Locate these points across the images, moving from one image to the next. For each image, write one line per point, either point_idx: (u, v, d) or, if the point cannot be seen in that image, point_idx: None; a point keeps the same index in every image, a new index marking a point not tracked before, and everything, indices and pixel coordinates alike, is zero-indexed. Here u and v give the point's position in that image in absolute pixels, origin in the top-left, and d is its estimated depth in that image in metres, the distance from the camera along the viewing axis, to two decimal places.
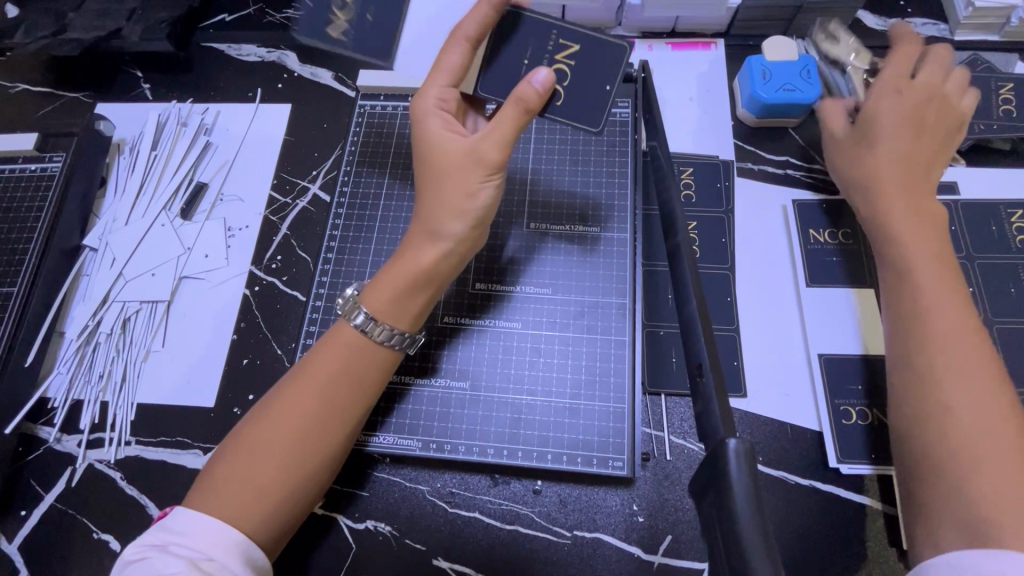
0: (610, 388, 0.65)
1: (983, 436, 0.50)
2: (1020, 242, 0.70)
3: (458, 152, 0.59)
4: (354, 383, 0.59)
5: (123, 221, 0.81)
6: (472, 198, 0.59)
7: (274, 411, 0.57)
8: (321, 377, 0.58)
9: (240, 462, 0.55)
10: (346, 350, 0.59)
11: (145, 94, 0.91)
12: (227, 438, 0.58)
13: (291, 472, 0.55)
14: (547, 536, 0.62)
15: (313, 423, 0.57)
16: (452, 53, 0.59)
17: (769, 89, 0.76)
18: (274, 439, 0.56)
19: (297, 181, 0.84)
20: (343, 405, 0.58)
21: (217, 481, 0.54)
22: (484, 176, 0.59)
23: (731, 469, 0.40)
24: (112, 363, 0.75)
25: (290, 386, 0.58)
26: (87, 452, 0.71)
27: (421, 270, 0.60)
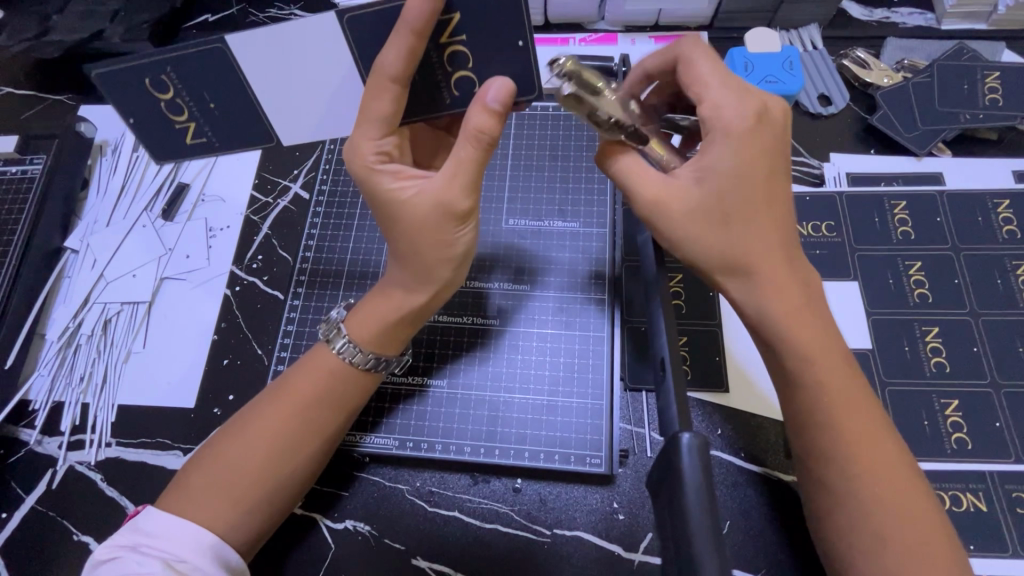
0: (588, 385, 0.64)
1: (871, 455, 0.49)
2: (1005, 232, 0.69)
3: (419, 203, 0.53)
4: (332, 394, 0.58)
5: (105, 223, 0.82)
6: (451, 245, 0.55)
7: (249, 422, 0.57)
8: (292, 398, 0.57)
9: (215, 471, 0.55)
10: (324, 367, 0.59)
11: None
12: (202, 449, 0.58)
13: (259, 484, 0.54)
14: (527, 534, 0.61)
15: (288, 433, 0.56)
16: (377, 102, 0.50)
17: (750, 81, 0.75)
18: (248, 449, 0.55)
19: (278, 181, 0.84)
20: (319, 417, 0.57)
21: (191, 489, 0.54)
22: (448, 218, 0.53)
23: (684, 462, 0.40)
24: (93, 365, 0.75)
25: (267, 399, 0.58)
26: (67, 454, 0.71)
27: (408, 310, 0.58)
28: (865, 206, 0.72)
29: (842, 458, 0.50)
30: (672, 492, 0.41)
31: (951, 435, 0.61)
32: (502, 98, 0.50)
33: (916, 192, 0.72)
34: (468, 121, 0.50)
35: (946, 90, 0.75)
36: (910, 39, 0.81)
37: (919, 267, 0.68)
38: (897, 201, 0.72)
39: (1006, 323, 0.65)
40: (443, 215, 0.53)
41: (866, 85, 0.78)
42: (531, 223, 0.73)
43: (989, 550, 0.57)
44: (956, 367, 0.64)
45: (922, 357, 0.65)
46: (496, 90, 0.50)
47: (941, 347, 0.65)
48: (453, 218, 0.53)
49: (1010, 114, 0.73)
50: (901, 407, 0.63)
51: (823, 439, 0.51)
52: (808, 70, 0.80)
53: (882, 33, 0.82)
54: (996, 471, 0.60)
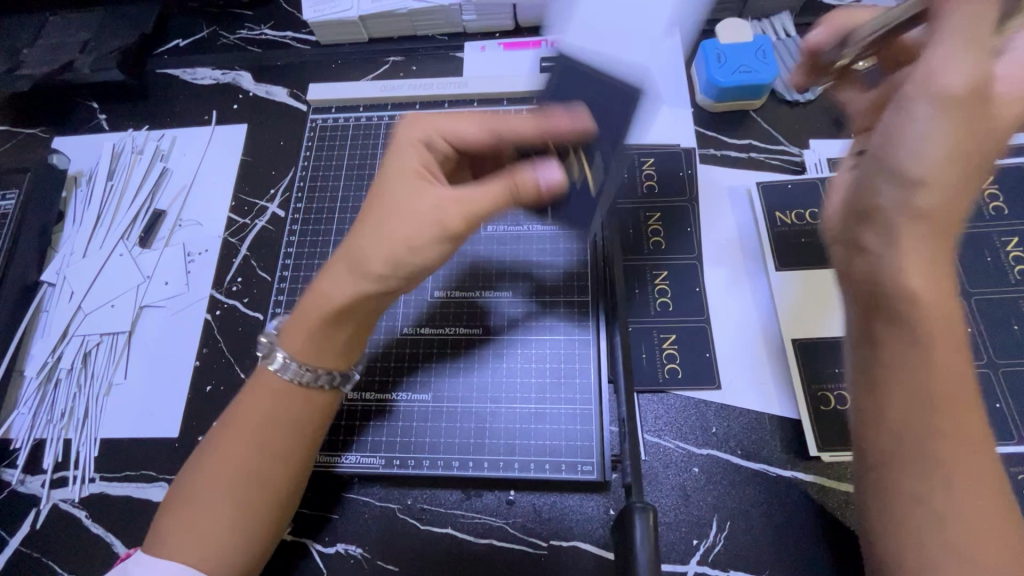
0: (576, 390, 0.63)
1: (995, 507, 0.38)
2: (991, 209, 0.68)
3: (404, 204, 0.57)
4: (293, 410, 0.57)
5: (80, 254, 0.81)
6: (385, 226, 0.57)
7: (212, 452, 0.55)
8: (252, 424, 0.55)
9: (189, 509, 0.53)
10: (272, 391, 0.57)
11: (102, 125, 0.91)
12: (173, 487, 0.56)
13: (237, 518, 0.53)
14: (522, 547, 0.60)
15: (252, 456, 0.54)
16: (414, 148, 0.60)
17: (723, 72, 0.74)
18: (218, 479, 0.54)
19: (255, 202, 0.83)
20: (285, 436, 0.56)
21: (169, 532, 0.52)
22: (421, 253, 0.56)
23: (636, 537, 0.41)
24: (74, 400, 0.73)
25: (223, 426, 0.57)
26: (51, 492, 0.69)
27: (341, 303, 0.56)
28: None
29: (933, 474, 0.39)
30: (623, 557, 0.42)
31: None
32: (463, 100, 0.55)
33: None
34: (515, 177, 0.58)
35: None
36: None
37: None
38: None
39: (1001, 302, 0.64)
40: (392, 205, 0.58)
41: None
42: (510, 228, 0.72)
43: None
44: None
45: None
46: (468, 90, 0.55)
47: None
48: (440, 250, 0.57)
49: None
50: None
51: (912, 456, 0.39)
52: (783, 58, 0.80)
53: None
54: (1000, 453, 0.58)
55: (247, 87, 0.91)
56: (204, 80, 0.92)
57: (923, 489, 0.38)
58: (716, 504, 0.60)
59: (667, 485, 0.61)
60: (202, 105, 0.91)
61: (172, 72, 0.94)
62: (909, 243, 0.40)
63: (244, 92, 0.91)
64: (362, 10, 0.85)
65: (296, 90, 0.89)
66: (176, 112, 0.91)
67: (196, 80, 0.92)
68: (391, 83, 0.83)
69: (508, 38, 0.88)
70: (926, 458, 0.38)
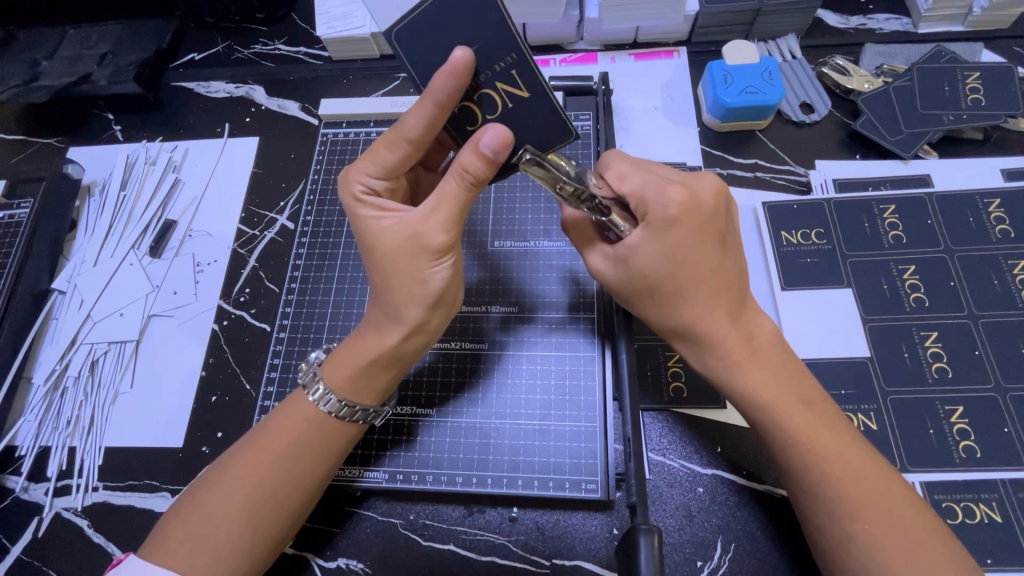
0: (581, 407, 0.63)
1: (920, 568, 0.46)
2: (998, 231, 0.68)
3: (399, 237, 0.54)
4: (315, 437, 0.56)
5: (92, 263, 0.82)
6: (425, 283, 0.55)
7: (232, 470, 0.55)
8: (273, 445, 0.55)
9: (199, 523, 0.53)
10: (302, 415, 0.57)
11: (117, 136, 0.92)
12: (183, 497, 0.56)
13: (244, 535, 0.53)
14: (525, 566, 0.59)
15: (273, 480, 0.54)
16: (388, 150, 0.55)
17: (730, 93, 0.75)
18: (230, 496, 0.53)
19: (265, 213, 0.84)
20: (309, 462, 0.56)
21: (174, 545, 0.52)
22: (414, 291, 0.55)
23: (640, 560, 0.41)
24: (80, 408, 0.74)
25: (249, 443, 0.57)
26: (53, 501, 0.69)
27: (386, 352, 0.56)
28: (854, 212, 0.71)
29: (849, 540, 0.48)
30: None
31: (958, 443, 0.59)
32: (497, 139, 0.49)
33: (905, 195, 0.71)
34: (457, 158, 0.51)
35: (928, 93, 0.75)
36: (887, 44, 0.82)
37: (913, 270, 0.67)
38: (887, 205, 0.71)
39: (1008, 325, 0.64)
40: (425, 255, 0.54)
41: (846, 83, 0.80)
42: (517, 245, 0.72)
43: (1007, 564, 0.55)
44: (959, 372, 0.62)
45: (923, 363, 0.63)
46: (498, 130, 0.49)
47: (941, 352, 0.63)
48: (424, 296, 0.55)
49: (993, 113, 0.73)
50: (904, 416, 0.61)
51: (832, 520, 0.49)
52: (789, 79, 0.80)
53: (860, 39, 0.83)
54: (1008, 478, 0.58)
55: (260, 100, 0.92)
56: (218, 93, 0.94)
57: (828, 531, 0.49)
58: (720, 525, 0.59)
59: (671, 505, 0.61)
60: (215, 118, 0.92)
61: (187, 85, 0.95)
62: (717, 323, 0.54)
63: (256, 106, 0.92)
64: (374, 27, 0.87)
65: (308, 104, 0.91)
66: (189, 124, 0.92)
67: (209, 93, 0.94)
68: (402, 99, 0.84)
69: None
70: (822, 509, 0.50)
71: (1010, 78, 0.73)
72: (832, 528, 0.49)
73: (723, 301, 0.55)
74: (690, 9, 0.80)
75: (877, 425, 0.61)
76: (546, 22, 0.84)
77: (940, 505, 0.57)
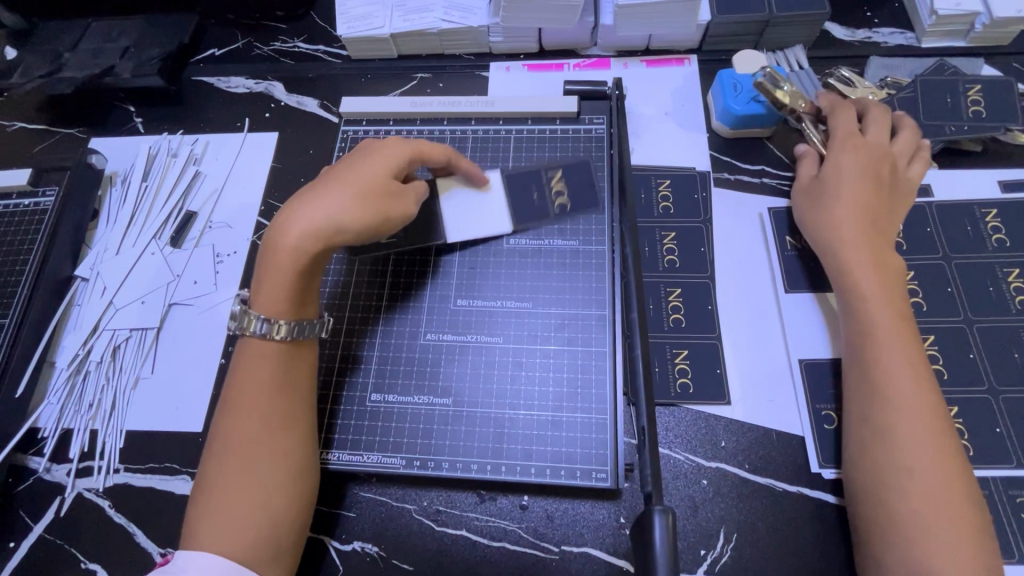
0: (592, 399, 0.65)
1: (928, 487, 0.54)
2: (994, 240, 0.71)
3: (356, 158, 0.68)
4: (286, 372, 0.61)
5: (114, 251, 0.83)
6: (345, 188, 0.63)
7: (221, 436, 0.58)
8: (258, 398, 0.59)
9: (217, 495, 0.55)
10: (264, 353, 0.61)
11: (138, 128, 0.94)
12: (195, 488, 0.57)
13: (261, 493, 0.55)
14: (535, 551, 0.62)
15: (261, 427, 0.58)
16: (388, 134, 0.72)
17: (740, 101, 0.78)
18: (236, 458, 0.56)
19: (284, 207, 0.86)
20: (280, 394, 0.60)
21: (201, 525, 0.54)
22: (336, 193, 0.63)
23: (655, 538, 0.43)
24: (101, 392, 0.76)
25: (223, 408, 0.60)
26: (76, 481, 0.71)
27: (289, 245, 0.61)
28: None
29: (895, 448, 0.56)
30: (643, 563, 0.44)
31: None
32: (475, 174, 0.72)
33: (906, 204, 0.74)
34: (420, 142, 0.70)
35: (930, 104, 0.78)
36: (892, 57, 0.85)
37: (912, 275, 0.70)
38: None
39: (1003, 330, 0.66)
40: (364, 189, 0.64)
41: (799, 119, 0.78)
42: (532, 242, 0.74)
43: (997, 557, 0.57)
44: (954, 374, 0.65)
45: None
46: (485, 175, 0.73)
47: (938, 354, 0.66)
48: (339, 200, 0.63)
49: (991, 127, 0.76)
50: None
51: (889, 423, 0.57)
52: (808, 87, 0.81)
53: (865, 52, 0.86)
54: (999, 475, 0.60)
55: (280, 97, 0.94)
56: (238, 88, 0.96)
57: (887, 436, 0.57)
58: (723, 516, 0.62)
59: (677, 496, 0.63)
60: (235, 113, 0.94)
61: (207, 79, 0.97)
62: (870, 260, 0.65)
63: (275, 102, 0.94)
64: (394, 28, 0.89)
65: (326, 101, 0.93)
66: (210, 118, 0.95)
67: (229, 88, 0.96)
68: (420, 98, 0.85)
69: (532, 60, 0.92)
70: (882, 414, 0.58)
71: (1009, 88, 0.76)
72: (885, 435, 0.57)
73: (896, 284, 0.64)
74: (702, 18, 0.83)
75: None
76: (561, 27, 0.86)
77: None
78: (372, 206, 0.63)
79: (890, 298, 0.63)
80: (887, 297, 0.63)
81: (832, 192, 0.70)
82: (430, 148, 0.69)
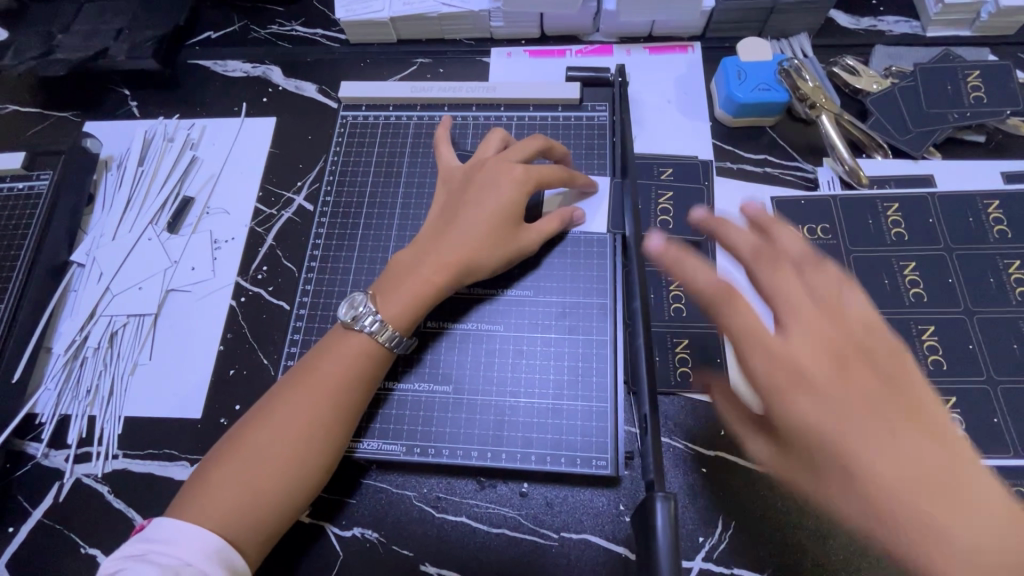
0: (592, 388, 0.65)
1: None
2: (996, 232, 0.71)
3: (470, 179, 0.69)
4: (358, 372, 0.60)
5: (110, 236, 0.83)
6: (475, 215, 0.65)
7: (278, 408, 0.58)
8: (319, 386, 0.59)
9: (242, 463, 0.55)
10: (350, 347, 0.61)
11: (133, 112, 0.93)
12: (222, 443, 0.58)
13: (286, 477, 0.56)
14: (534, 538, 0.62)
15: (314, 421, 0.58)
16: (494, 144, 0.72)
17: (744, 89, 0.77)
18: (278, 436, 0.56)
19: (282, 193, 0.85)
20: (350, 397, 0.60)
21: (211, 485, 0.55)
22: (467, 222, 0.65)
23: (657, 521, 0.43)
24: (99, 378, 0.75)
25: (293, 380, 0.60)
26: (75, 467, 0.71)
27: (469, 259, 0.64)
28: (860, 210, 0.73)
29: None
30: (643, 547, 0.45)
31: None
32: (589, 187, 0.73)
33: (909, 194, 0.73)
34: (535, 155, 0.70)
35: (931, 91, 0.77)
36: (897, 46, 0.84)
37: (913, 266, 0.70)
38: (891, 203, 0.73)
39: (1002, 321, 0.66)
40: (499, 221, 0.65)
41: (813, 108, 0.77)
42: None
43: None
44: (953, 365, 0.65)
45: (920, 356, 0.66)
46: (597, 181, 0.73)
47: (937, 345, 0.66)
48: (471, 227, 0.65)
49: (995, 117, 0.75)
50: None
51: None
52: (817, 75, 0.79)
53: (870, 41, 0.85)
54: (996, 465, 0.61)
55: (277, 81, 0.93)
56: (235, 72, 0.94)
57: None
58: (722, 504, 0.62)
59: (676, 483, 0.63)
60: (232, 97, 0.93)
61: (203, 63, 0.96)
62: (813, 347, 0.44)
63: (273, 86, 0.93)
64: (394, 12, 0.87)
65: (325, 86, 0.92)
66: (206, 102, 0.93)
67: (226, 72, 0.95)
68: (420, 83, 0.84)
69: (533, 45, 0.91)
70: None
71: (1010, 75, 0.76)
72: None
73: (837, 354, 0.44)
74: (706, 5, 0.82)
75: None
76: (564, 12, 0.85)
77: None
78: (513, 245, 0.66)
79: (854, 393, 0.42)
80: (853, 395, 0.42)
81: (774, 243, 0.49)
82: (548, 171, 0.68)
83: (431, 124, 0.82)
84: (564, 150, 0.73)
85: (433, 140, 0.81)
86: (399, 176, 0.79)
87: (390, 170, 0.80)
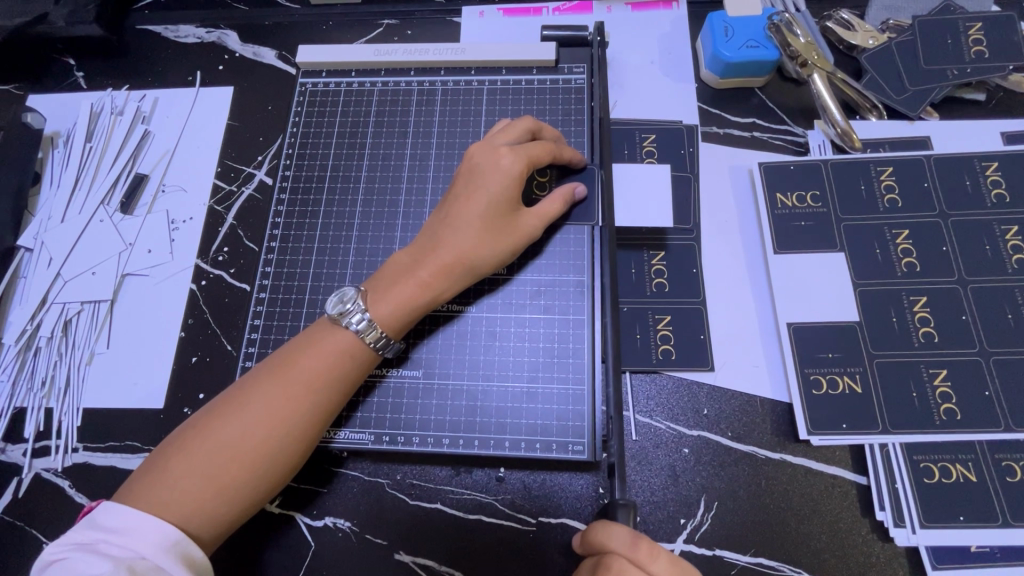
0: (569, 369, 0.62)
1: None
2: (994, 196, 0.67)
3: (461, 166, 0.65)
4: (336, 373, 0.57)
5: (59, 219, 0.78)
6: (466, 209, 0.61)
7: (252, 400, 0.54)
8: (292, 383, 0.55)
9: (205, 454, 0.52)
10: (332, 352, 0.57)
11: (79, 83, 0.86)
12: (186, 429, 0.54)
13: (250, 475, 0.53)
14: (512, 524, 0.60)
15: (285, 421, 0.54)
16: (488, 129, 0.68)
17: (731, 47, 0.72)
18: (245, 434, 0.53)
19: (242, 168, 0.80)
20: (329, 399, 0.56)
21: (169, 474, 0.51)
22: (456, 214, 0.61)
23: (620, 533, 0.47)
24: (54, 369, 0.72)
25: (269, 372, 0.56)
26: (33, 462, 0.68)
27: (461, 258, 0.60)
28: (852, 175, 0.69)
29: None
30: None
31: (939, 406, 0.60)
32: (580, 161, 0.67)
33: (903, 157, 0.69)
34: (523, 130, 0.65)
35: (929, 48, 0.73)
36: None
37: (906, 235, 0.66)
38: (884, 167, 0.69)
39: (998, 291, 0.63)
40: (493, 213, 0.61)
41: (803, 67, 0.72)
42: None
43: (978, 521, 0.56)
44: (945, 336, 0.62)
45: (910, 327, 0.63)
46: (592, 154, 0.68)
47: (929, 317, 0.63)
48: (462, 221, 0.60)
49: (997, 74, 0.71)
50: (889, 380, 0.61)
51: None
52: (810, 29, 0.73)
53: None
54: (985, 440, 0.59)
55: (233, 47, 0.86)
56: (188, 38, 0.87)
57: None
58: (704, 485, 0.60)
59: (657, 465, 0.61)
60: (186, 65, 0.86)
61: (152, 28, 0.89)
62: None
63: (229, 52, 0.87)
64: None
65: (284, 52, 0.85)
66: (158, 72, 0.87)
67: (178, 38, 0.88)
68: (384, 46, 0.77)
69: (508, 4, 0.84)
70: None
71: (1014, 28, 0.71)
72: None
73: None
74: None
75: (862, 389, 0.61)
76: None
77: (918, 465, 0.59)
78: (511, 238, 0.61)
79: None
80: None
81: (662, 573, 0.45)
82: (539, 157, 0.63)
83: (397, 90, 0.76)
84: (556, 132, 0.68)
85: (399, 109, 0.75)
86: (363, 148, 0.74)
87: (354, 141, 0.75)
